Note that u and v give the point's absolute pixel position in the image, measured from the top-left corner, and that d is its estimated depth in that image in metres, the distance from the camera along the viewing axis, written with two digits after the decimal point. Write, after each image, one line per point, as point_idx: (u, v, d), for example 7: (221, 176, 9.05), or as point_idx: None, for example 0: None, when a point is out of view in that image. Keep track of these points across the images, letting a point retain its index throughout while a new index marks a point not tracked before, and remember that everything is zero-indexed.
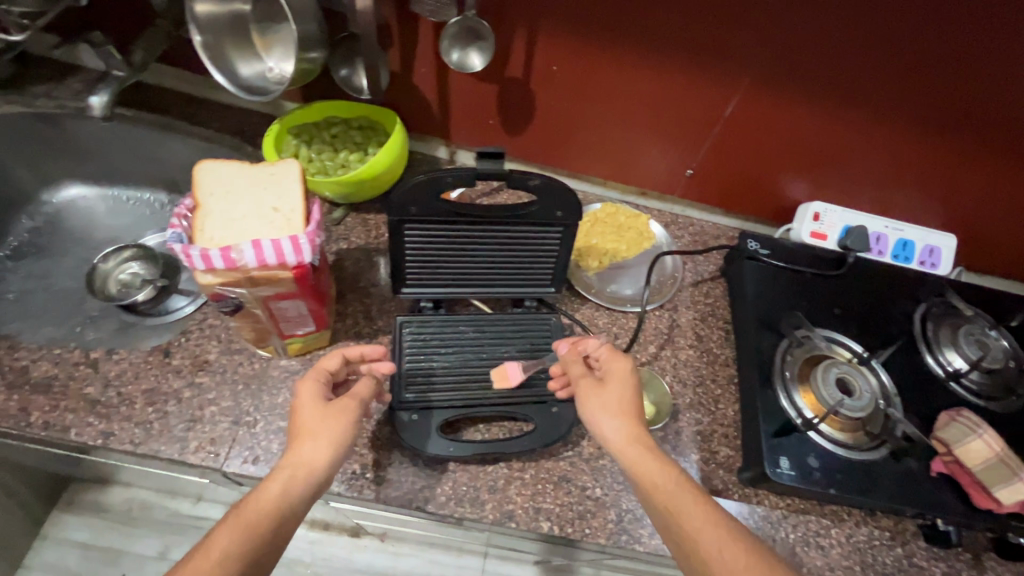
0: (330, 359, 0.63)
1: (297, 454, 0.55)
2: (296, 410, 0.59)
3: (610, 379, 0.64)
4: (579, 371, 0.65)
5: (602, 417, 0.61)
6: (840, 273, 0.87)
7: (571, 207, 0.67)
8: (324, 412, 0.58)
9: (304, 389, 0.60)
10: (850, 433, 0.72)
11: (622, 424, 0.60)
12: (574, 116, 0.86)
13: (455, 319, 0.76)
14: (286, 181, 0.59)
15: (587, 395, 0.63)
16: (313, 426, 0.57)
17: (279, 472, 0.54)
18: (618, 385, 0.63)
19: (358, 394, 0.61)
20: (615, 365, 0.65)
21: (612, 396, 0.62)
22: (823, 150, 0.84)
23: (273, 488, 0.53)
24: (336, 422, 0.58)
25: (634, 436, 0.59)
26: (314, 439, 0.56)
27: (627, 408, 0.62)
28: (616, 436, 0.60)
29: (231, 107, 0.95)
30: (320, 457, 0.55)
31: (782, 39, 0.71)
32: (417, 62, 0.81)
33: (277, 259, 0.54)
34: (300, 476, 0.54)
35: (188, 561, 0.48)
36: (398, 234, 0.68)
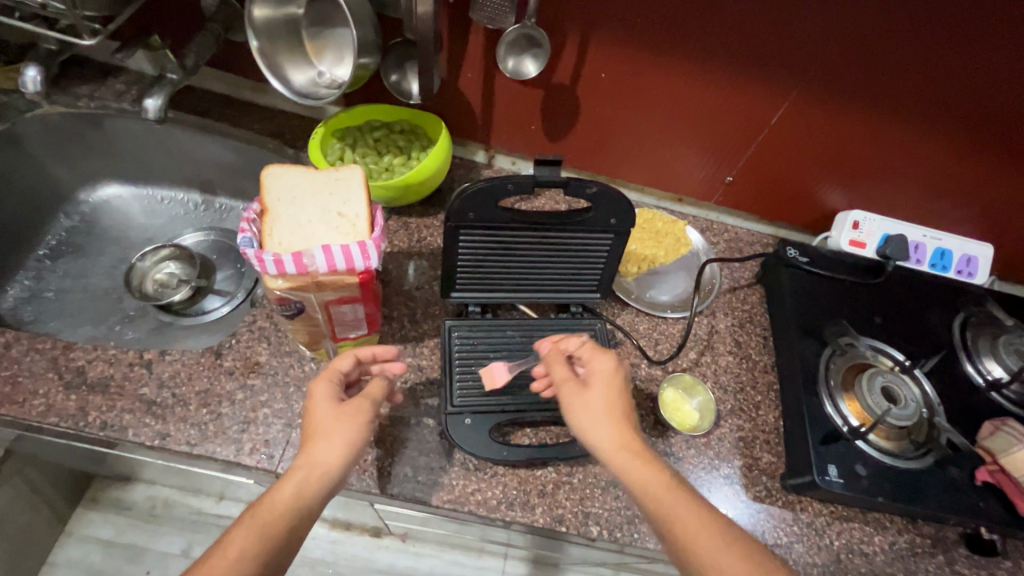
0: (341, 359, 0.61)
1: (309, 456, 0.54)
2: (309, 409, 0.58)
3: (594, 380, 0.62)
4: (562, 372, 0.63)
5: (584, 421, 0.59)
6: (880, 282, 0.88)
7: (625, 215, 0.68)
8: (335, 413, 0.56)
9: (317, 388, 0.58)
10: (895, 442, 0.73)
11: (606, 424, 0.58)
12: (617, 123, 0.86)
13: (502, 324, 0.76)
14: (350, 186, 0.60)
15: (569, 396, 0.60)
16: (325, 428, 0.55)
17: (292, 473, 0.53)
18: (602, 385, 0.61)
19: (370, 396, 0.59)
20: (598, 364, 0.63)
21: (595, 398, 0.60)
22: (865, 161, 0.85)
23: (287, 490, 0.52)
24: (349, 424, 0.56)
25: (618, 433, 0.57)
26: (326, 440, 0.55)
27: (614, 407, 0.59)
28: (604, 438, 0.57)
29: (272, 110, 0.96)
30: (332, 460, 0.54)
31: (835, 52, 0.71)
32: (466, 67, 0.81)
33: (346, 264, 0.54)
34: (312, 479, 0.53)
35: (206, 558, 0.48)
36: (452, 239, 0.68)
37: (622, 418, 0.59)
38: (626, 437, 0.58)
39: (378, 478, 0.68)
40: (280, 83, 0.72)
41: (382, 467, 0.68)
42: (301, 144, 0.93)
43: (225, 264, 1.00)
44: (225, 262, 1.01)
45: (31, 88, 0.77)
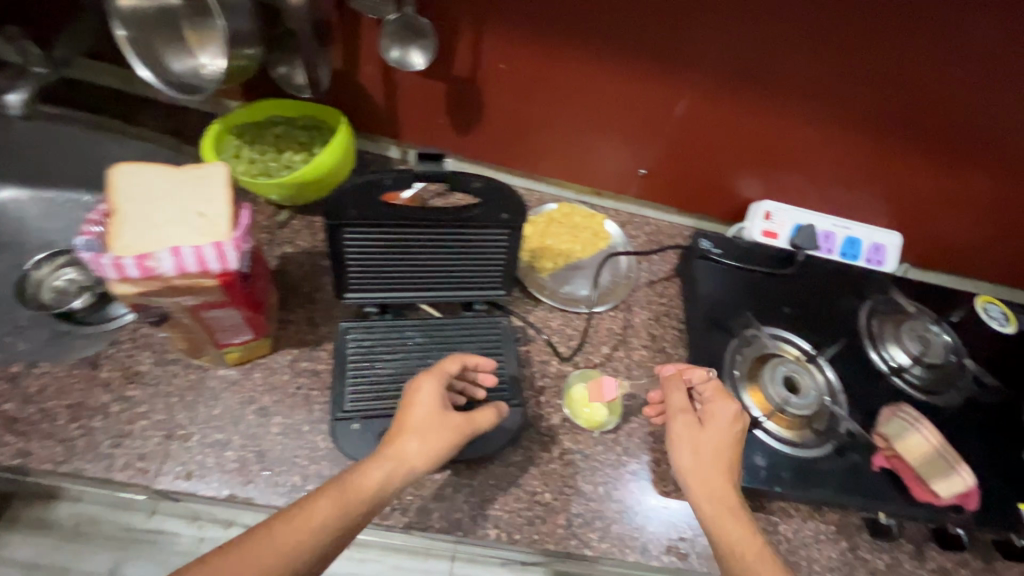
0: (449, 362, 0.63)
1: (395, 450, 0.56)
2: (406, 405, 0.60)
3: (711, 420, 0.65)
4: (678, 402, 0.67)
5: (690, 455, 0.63)
6: (791, 272, 0.88)
7: (516, 207, 0.66)
8: (433, 420, 0.59)
9: (423, 386, 0.60)
10: (797, 431, 0.73)
11: (709, 463, 0.62)
12: (525, 115, 0.84)
13: (401, 325, 0.74)
14: (211, 184, 0.56)
15: (686, 432, 0.64)
16: (419, 429, 0.58)
17: (380, 461, 0.56)
18: (717, 429, 0.64)
19: (475, 422, 0.62)
20: (718, 408, 0.66)
21: (706, 440, 0.63)
22: (772, 150, 0.85)
23: (375, 477, 0.54)
24: (444, 436, 0.59)
25: (718, 478, 0.61)
26: (419, 444, 0.57)
27: (725, 450, 0.63)
28: (700, 474, 0.61)
29: (169, 106, 0.91)
30: (421, 462, 0.57)
31: (728, 38, 0.71)
32: (361, 59, 0.78)
33: (198, 267, 0.51)
34: (396, 475, 0.55)
35: (293, 512, 0.51)
36: (336, 237, 0.65)
37: (727, 459, 0.63)
38: (723, 485, 0.61)
39: (263, 489, 0.64)
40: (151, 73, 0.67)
41: (268, 477, 0.65)
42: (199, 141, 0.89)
43: None
44: None
45: None
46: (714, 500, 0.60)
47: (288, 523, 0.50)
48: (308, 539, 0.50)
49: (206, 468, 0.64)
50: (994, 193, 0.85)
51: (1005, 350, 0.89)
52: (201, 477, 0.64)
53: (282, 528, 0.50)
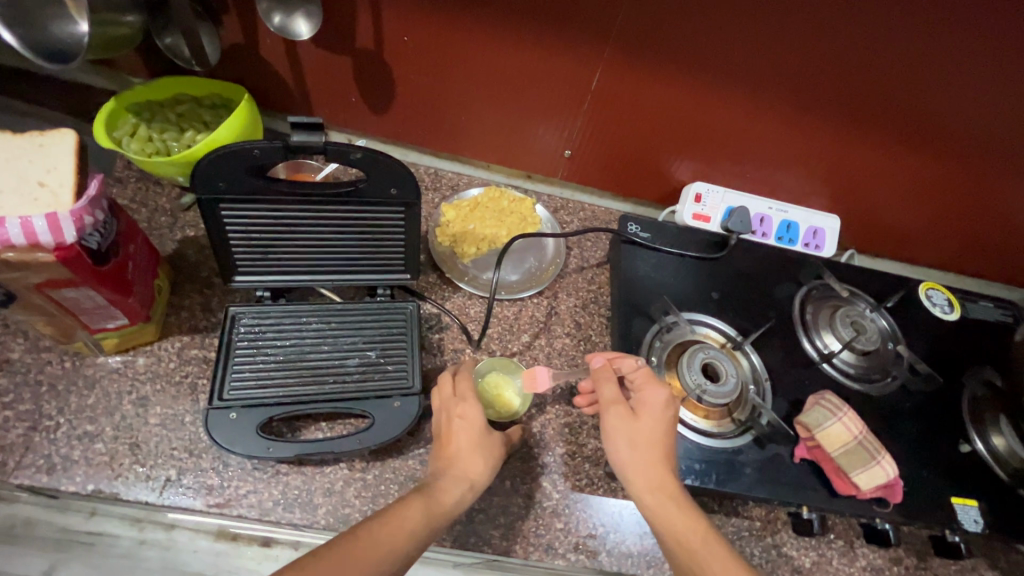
0: (462, 379, 0.65)
1: (460, 468, 0.58)
2: (448, 425, 0.61)
3: (644, 410, 0.59)
4: (609, 394, 0.60)
5: (626, 450, 0.57)
6: (722, 256, 0.84)
7: (406, 184, 0.62)
8: (480, 439, 0.61)
9: (471, 407, 0.62)
10: (715, 421, 0.69)
11: (649, 454, 0.57)
12: (438, 94, 0.80)
13: (296, 309, 0.69)
14: (56, 153, 0.52)
15: (620, 427, 0.58)
16: (467, 448, 0.60)
17: (452, 478, 0.57)
18: (651, 419, 0.58)
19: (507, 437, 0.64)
20: (649, 396, 0.59)
21: (642, 431, 0.57)
22: (700, 130, 0.81)
23: (454, 492, 0.56)
24: (490, 455, 0.61)
25: (659, 471, 0.56)
26: (470, 462, 0.59)
27: (660, 439, 0.58)
28: (640, 469, 0.56)
29: (70, 84, 0.86)
30: (479, 477, 0.58)
31: (640, 8, 0.66)
32: (259, 32, 0.74)
33: (26, 239, 0.48)
34: (468, 491, 0.57)
35: (384, 519, 0.50)
36: (212, 216, 0.61)
37: (664, 449, 0.58)
38: (664, 477, 0.56)
39: (133, 484, 0.60)
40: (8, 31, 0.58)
41: (139, 471, 0.61)
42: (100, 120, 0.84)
43: None
44: None
45: None
46: (662, 496, 0.55)
47: (378, 529, 0.49)
48: (400, 547, 0.48)
49: (72, 461, 0.60)
50: (933, 173, 0.81)
51: (946, 336, 0.85)
52: (65, 471, 0.59)
53: (374, 534, 0.48)
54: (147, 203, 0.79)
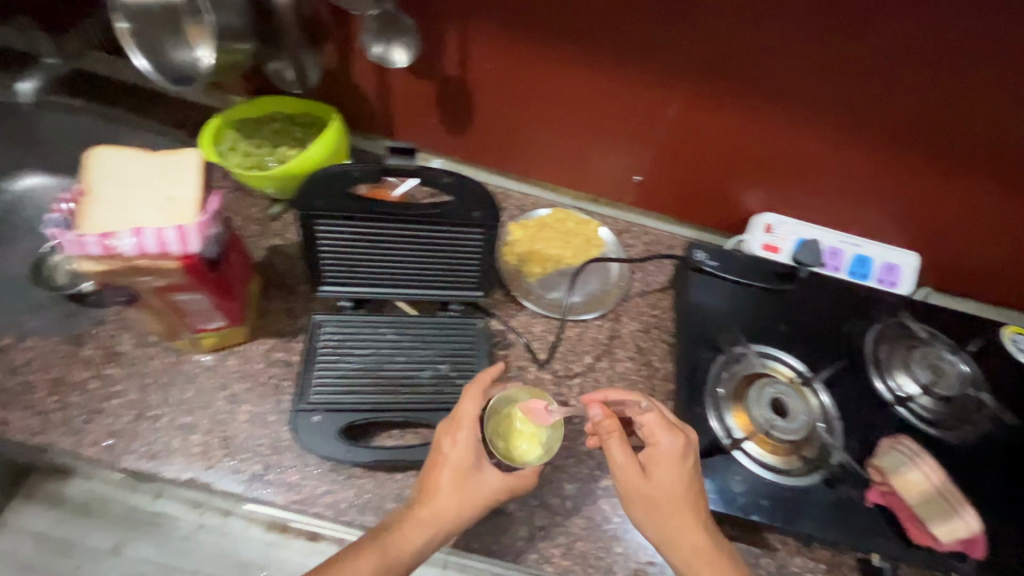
0: (468, 398, 0.63)
1: (432, 512, 0.58)
2: (438, 454, 0.61)
3: (655, 466, 0.60)
4: (621, 458, 0.60)
5: (647, 510, 0.59)
6: (791, 288, 0.83)
7: (488, 207, 0.65)
8: (466, 479, 0.59)
9: (463, 439, 0.60)
10: (782, 457, 0.68)
11: (674, 510, 0.58)
12: (516, 117, 0.83)
13: (374, 320, 0.73)
14: (182, 170, 0.57)
15: (633, 489, 0.59)
16: (455, 489, 0.58)
17: (419, 523, 0.58)
18: (667, 473, 0.59)
19: (513, 486, 0.60)
20: (661, 449, 0.60)
21: (661, 489, 0.59)
22: (775, 160, 0.81)
23: (416, 541, 0.57)
24: (476, 496, 0.59)
25: (693, 529, 0.58)
26: (449, 504, 0.58)
27: (681, 496, 0.59)
28: (660, 526, 0.58)
29: (180, 101, 0.94)
30: (459, 519, 0.58)
31: (725, 39, 0.67)
32: (354, 57, 0.79)
33: (158, 249, 0.53)
34: (439, 535, 0.58)
35: (385, 536, 0.57)
36: (308, 230, 0.65)
37: (689, 503, 0.59)
38: (697, 533, 0.58)
39: (225, 475, 0.65)
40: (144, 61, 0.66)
41: (229, 463, 0.65)
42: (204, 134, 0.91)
43: None
44: None
45: None
46: (703, 552, 0.57)
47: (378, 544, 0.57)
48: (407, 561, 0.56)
49: (171, 450, 0.65)
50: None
51: None
52: (165, 458, 0.65)
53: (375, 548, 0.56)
54: (240, 212, 0.85)
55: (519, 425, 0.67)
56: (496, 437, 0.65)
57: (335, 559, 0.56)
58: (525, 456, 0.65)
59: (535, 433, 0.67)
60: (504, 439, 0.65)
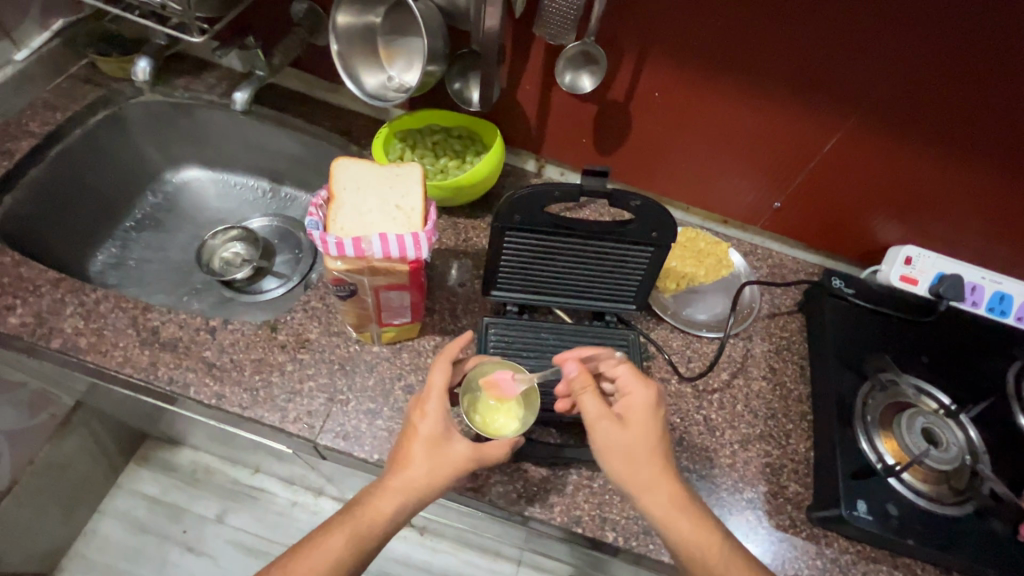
0: (437, 371, 0.63)
1: (403, 481, 0.59)
2: (414, 426, 0.61)
3: (632, 418, 0.62)
4: (596, 409, 0.61)
5: (623, 460, 0.60)
6: (931, 321, 0.85)
7: (667, 229, 0.69)
8: (440, 448, 0.60)
9: (431, 410, 0.61)
10: (933, 485, 0.70)
11: (650, 453, 0.60)
12: (666, 141, 0.88)
13: (537, 325, 0.79)
14: (409, 182, 0.64)
15: (606, 437, 0.60)
16: (424, 458, 0.59)
17: (389, 492, 0.58)
18: (640, 424, 0.61)
19: (482, 454, 0.61)
20: (636, 398, 0.62)
21: (637, 436, 0.60)
22: (925, 196, 0.83)
23: (385, 509, 0.58)
24: (449, 465, 0.59)
25: (657, 474, 0.60)
26: (421, 472, 0.59)
27: (653, 446, 0.61)
28: (648, 477, 0.59)
29: (342, 109, 1.02)
30: (428, 490, 0.59)
31: (902, 80, 0.71)
32: (525, 79, 0.85)
33: (399, 252, 0.59)
34: (409, 504, 0.59)
35: (357, 506, 0.58)
36: (496, 239, 0.72)
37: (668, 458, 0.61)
38: (663, 478, 0.60)
39: None
40: (353, 83, 0.78)
41: None
42: (365, 142, 0.99)
43: (285, 249, 1.09)
44: (284, 247, 1.09)
45: (142, 78, 0.86)
46: (660, 496, 0.59)
47: (355, 511, 0.58)
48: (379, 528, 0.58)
49: (360, 432, 0.72)
50: None
51: None
52: (356, 439, 0.71)
53: (353, 516, 0.58)
54: None
55: (496, 401, 0.68)
56: (473, 413, 0.67)
57: (306, 540, 0.58)
58: (501, 428, 0.67)
59: (511, 407, 0.68)
60: (481, 413, 0.68)
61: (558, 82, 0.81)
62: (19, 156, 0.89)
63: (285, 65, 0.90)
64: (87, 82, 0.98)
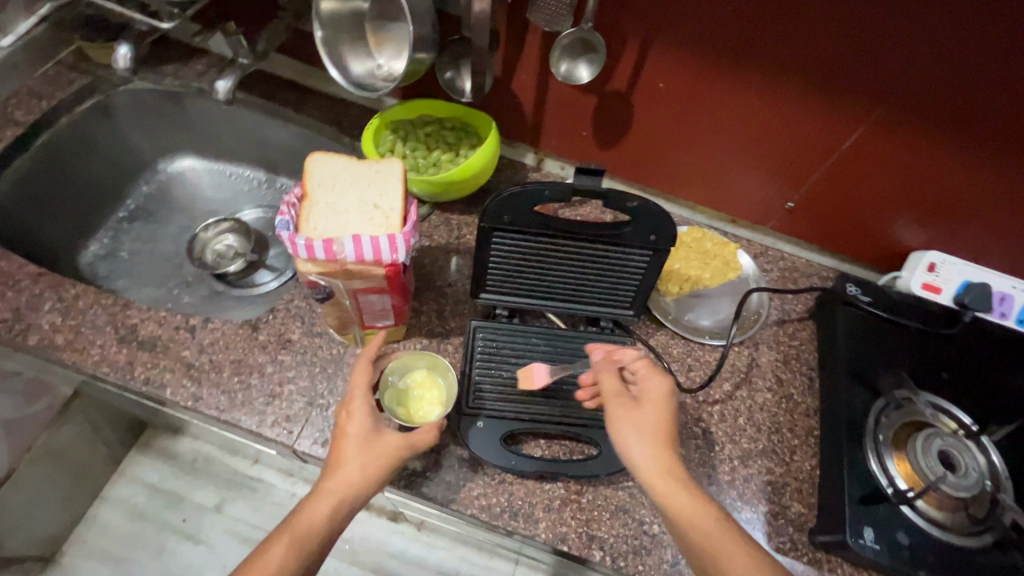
0: (359, 372, 0.62)
1: (338, 480, 0.57)
2: (343, 429, 0.60)
3: (647, 400, 0.60)
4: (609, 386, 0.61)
5: (634, 439, 0.58)
6: (952, 333, 0.79)
7: (665, 232, 0.65)
8: (370, 442, 0.59)
9: (357, 409, 0.60)
10: (948, 512, 0.65)
11: (659, 436, 0.58)
12: (672, 135, 0.83)
13: (528, 330, 0.75)
14: (388, 179, 0.61)
15: (617, 413, 0.59)
16: (355, 455, 0.58)
17: (323, 494, 0.57)
18: (652, 406, 0.59)
19: (414, 442, 0.61)
20: (650, 383, 0.61)
21: (646, 416, 0.59)
22: (949, 198, 0.77)
23: (321, 511, 0.56)
24: (381, 458, 0.59)
25: (662, 451, 0.57)
26: (355, 469, 0.58)
27: (663, 430, 0.58)
28: (654, 460, 0.57)
29: (334, 97, 0.98)
30: (363, 487, 0.58)
31: (929, 75, 0.64)
32: (521, 67, 0.80)
33: (373, 256, 0.55)
34: (345, 504, 0.57)
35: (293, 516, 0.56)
36: (484, 240, 0.68)
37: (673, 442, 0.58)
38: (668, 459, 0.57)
39: None
40: (338, 72, 0.74)
41: None
42: (357, 133, 0.95)
43: (278, 241, 1.07)
44: (277, 240, 1.07)
45: (123, 65, 0.83)
46: (661, 471, 0.56)
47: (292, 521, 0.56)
48: (318, 534, 0.56)
49: None
50: None
51: None
52: None
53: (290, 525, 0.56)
54: None
55: (420, 391, 0.68)
56: (396, 406, 0.67)
57: (245, 561, 0.55)
58: (427, 416, 0.67)
59: (434, 393, 0.68)
60: (404, 406, 0.67)
61: (552, 73, 0.74)
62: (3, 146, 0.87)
63: (271, 52, 0.86)
64: (74, 68, 0.96)
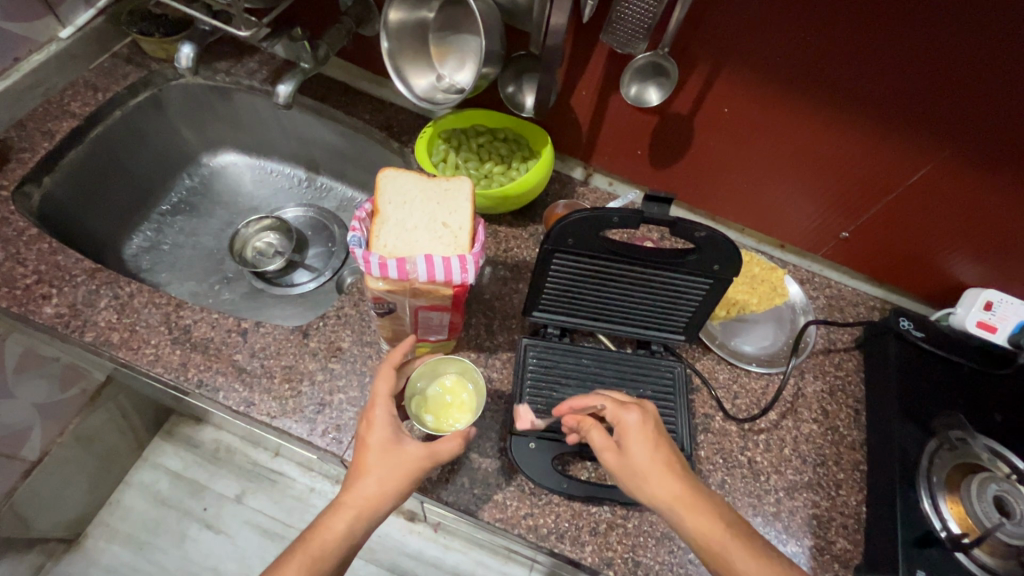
0: (381, 380, 0.59)
1: (356, 494, 0.55)
2: (363, 439, 0.58)
3: (628, 443, 0.56)
4: (599, 441, 0.58)
5: (636, 480, 0.54)
6: (1003, 373, 0.78)
7: (729, 262, 0.64)
8: (391, 453, 0.57)
9: (379, 419, 0.58)
10: (1001, 559, 0.65)
11: (649, 469, 0.54)
12: (729, 159, 0.82)
13: (579, 350, 0.75)
14: (457, 199, 0.62)
15: (615, 468, 0.56)
16: (376, 466, 0.56)
17: (342, 510, 0.55)
18: (640, 443, 0.55)
19: (437, 452, 0.58)
20: (629, 421, 0.57)
21: (639, 458, 0.55)
22: (1012, 238, 0.75)
23: (337, 527, 0.54)
24: (402, 470, 0.56)
25: (661, 486, 0.53)
26: (374, 483, 0.55)
27: (655, 462, 0.54)
28: (652, 495, 0.54)
29: (384, 101, 0.97)
30: (384, 500, 0.56)
31: (1006, 119, 0.63)
32: (582, 84, 0.80)
33: (444, 276, 0.55)
34: (363, 519, 0.55)
35: (310, 532, 0.55)
36: (545, 261, 0.68)
37: (668, 465, 0.55)
38: (670, 486, 0.54)
39: (435, 482, 0.68)
40: (403, 85, 0.74)
41: (440, 474, 0.69)
42: (405, 138, 0.94)
43: (317, 241, 1.06)
44: (316, 239, 1.06)
45: (185, 64, 0.84)
46: (671, 505, 0.53)
47: (310, 538, 0.55)
48: (335, 552, 0.54)
49: None
50: None
51: None
52: None
53: (309, 541, 0.55)
54: None
55: (448, 398, 0.67)
56: (424, 413, 0.65)
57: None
58: (456, 423, 0.65)
59: (464, 398, 0.67)
60: (432, 412, 0.66)
61: (622, 94, 0.76)
62: (59, 137, 0.88)
63: (331, 57, 0.87)
64: (129, 61, 0.96)
